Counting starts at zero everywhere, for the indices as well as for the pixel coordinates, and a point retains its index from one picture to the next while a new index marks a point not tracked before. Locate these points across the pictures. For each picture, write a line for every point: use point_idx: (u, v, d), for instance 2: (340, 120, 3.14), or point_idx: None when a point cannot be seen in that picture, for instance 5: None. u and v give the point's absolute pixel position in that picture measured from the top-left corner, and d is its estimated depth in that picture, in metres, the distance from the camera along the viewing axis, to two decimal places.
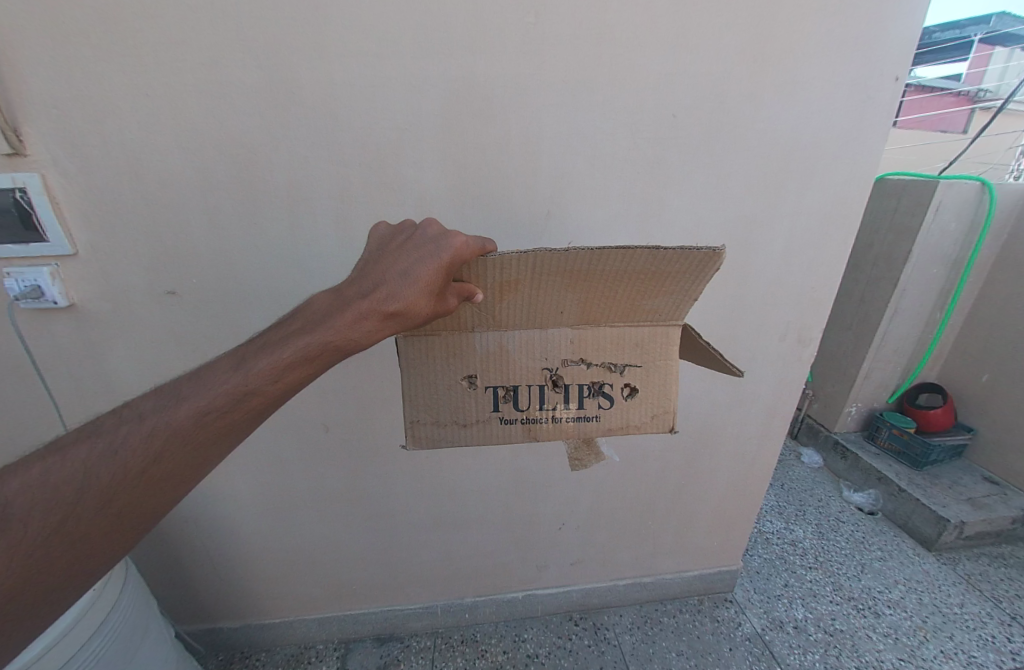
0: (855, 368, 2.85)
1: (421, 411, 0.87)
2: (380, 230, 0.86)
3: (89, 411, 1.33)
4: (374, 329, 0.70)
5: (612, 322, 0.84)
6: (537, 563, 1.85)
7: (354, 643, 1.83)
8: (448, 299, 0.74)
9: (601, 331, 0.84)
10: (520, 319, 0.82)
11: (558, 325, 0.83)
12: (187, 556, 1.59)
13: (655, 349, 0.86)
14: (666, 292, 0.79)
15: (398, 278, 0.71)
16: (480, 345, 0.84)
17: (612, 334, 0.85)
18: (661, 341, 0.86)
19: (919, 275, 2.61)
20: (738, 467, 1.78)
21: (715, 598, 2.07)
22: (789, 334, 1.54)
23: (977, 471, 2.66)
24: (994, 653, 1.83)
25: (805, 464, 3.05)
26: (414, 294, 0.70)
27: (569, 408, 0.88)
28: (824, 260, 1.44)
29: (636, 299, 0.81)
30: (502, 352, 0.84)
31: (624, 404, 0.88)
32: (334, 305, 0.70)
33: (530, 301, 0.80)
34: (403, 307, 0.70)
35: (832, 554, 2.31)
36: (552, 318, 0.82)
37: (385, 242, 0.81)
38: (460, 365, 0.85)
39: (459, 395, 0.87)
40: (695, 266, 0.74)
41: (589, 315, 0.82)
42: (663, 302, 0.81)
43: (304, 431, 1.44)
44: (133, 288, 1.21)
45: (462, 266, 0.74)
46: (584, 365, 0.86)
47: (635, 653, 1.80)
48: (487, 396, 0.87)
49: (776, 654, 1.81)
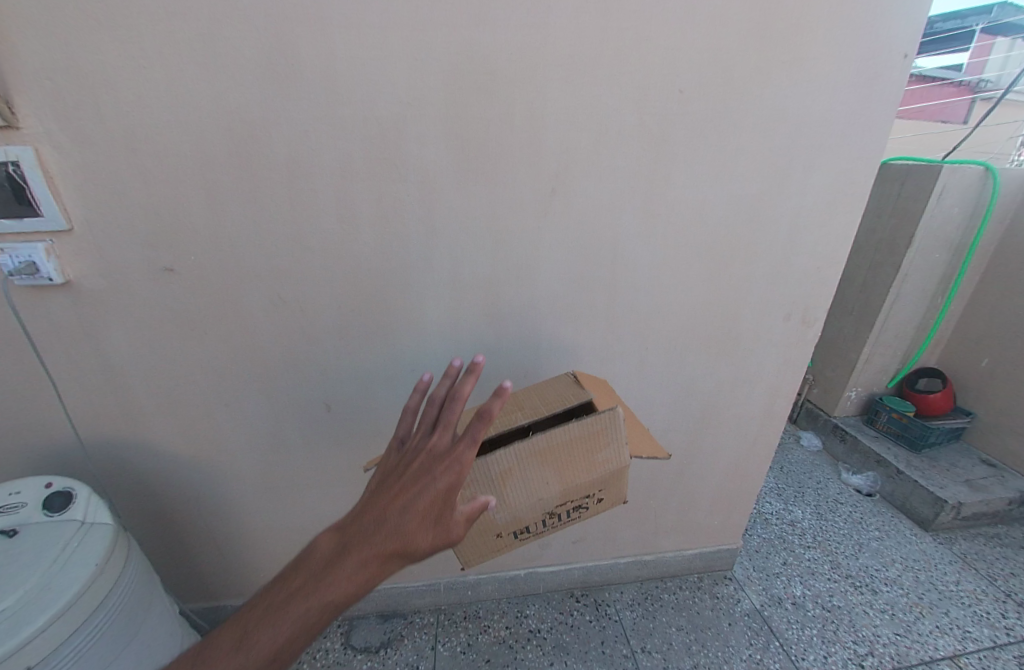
0: (855, 352, 2.84)
1: (467, 559, 1.08)
2: (387, 456, 0.90)
3: (89, 389, 1.32)
4: (373, 575, 0.72)
5: (580, 480, 1.02)
6: (538, 542, 1.87)
7: (359, 620, 1.85)
8: (454, 528, 0.77)
9: (575, 484, 1.02)
10: (520, 495, 1.00)
11: (545, 491, 1.01)
12: (191, 535, 1.60)
13: (615, 481, 1.06)
14: (604, 446, 1.04)
15: (397, 516, 0.74)
16: (498, 520, 1.01)
17: (584, 488, 1.03)
18: (618, 479, 1.06)
19: (922, 259, 2.59)
20: (739, 447, 1.79)
21: (714, 576, 2.09)
22: (792, 315, 1.53)
23: (975, 454, 2.68)
24: (989, 628, 1.86)
25: (804, 448, 3.06)
26: (412, 531, 0.74)
27: (560, 516, 1.07)
28: (829, 239, 1.43)
29: (588, 459, 1.03)
30: (514, 520, 1.02)
31: (599, 505, 1.09)
32: (334, 552, 0.73)
33: (522, 481, 1.00)
34: (401, 547, 0.73)
35: (831, 534, 2.34)
36: (541, 489, 1.01)
37: (386, 472, 0.85)
38: (487, 530, 1.03)
39: (487, 547, 1.07)
40: (607, 420, 1.05)
41: (563, 479, 1.01)
42: (608, 453, 1.04)
43: (306, 411, 1.44)
44: (131, 265, 1.19)
45: (450, 508, 0.77)
46: (568, 503, 1.05)
47: (635, 628, 1.83)
48: (506, 539, 1.06)
49: (774, 628, 1.84)
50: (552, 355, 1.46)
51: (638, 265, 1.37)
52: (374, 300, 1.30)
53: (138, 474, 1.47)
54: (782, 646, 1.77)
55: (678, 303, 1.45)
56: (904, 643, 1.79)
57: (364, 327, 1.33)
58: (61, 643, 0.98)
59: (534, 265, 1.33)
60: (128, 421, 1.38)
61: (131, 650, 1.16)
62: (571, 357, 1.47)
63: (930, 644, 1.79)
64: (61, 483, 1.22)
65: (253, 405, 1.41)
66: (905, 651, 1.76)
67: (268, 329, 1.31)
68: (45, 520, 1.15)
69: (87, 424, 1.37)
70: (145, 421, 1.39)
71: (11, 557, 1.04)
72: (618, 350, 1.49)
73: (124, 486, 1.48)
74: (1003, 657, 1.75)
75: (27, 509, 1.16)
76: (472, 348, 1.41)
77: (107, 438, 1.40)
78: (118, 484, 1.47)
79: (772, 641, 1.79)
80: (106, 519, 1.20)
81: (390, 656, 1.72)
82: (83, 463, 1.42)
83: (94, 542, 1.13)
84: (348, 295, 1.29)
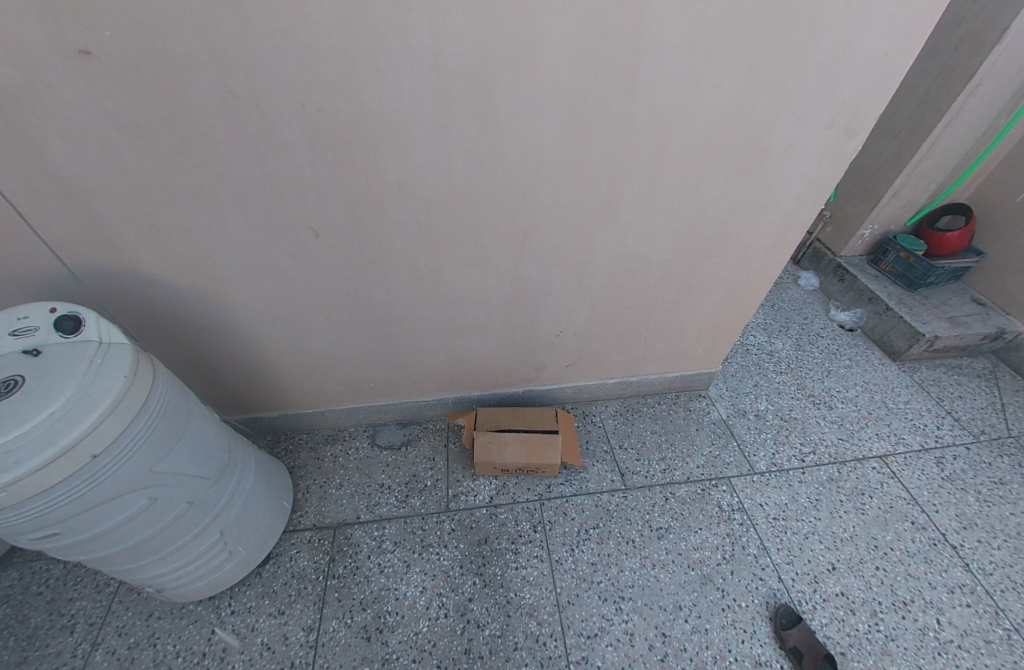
0: (884, 186, 2.61)
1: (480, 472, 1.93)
2: None
3: (55, 216, 1.22)
4: None
5: (531, 456, 1.86)
6: (535, 365, 2.02)
7: (379, 425, 2.15)
8: None
9: (529, 457, 1.86)
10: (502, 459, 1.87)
11: (513, 460, 1.87)
12: (213, 358, 1.72)
13: (548, 456, 1.86)
14: (543, 449, 1.86)
15: None
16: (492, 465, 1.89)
17: (533, 456, 1.86)
18: (549, 456, 1.86)
19: (1006, 63, 2.13)
20: (739, 277, 1.78)
21: (690, 394, 2.34)
22: (836, 122, 1.31)
23: (968, 293, 2.68)
24: (921, 435, 2.16)
25: (801, 287, 3.10)
26: None
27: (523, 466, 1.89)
28: (916, 9, 1.10)
29: (536, 450, 1.87)
30: (498, 463, 1.88)
31: (542, 467, 1.88)
32: None
33: (505, 456, 1.87)
34: None
35: (804, 361, 2.54)
36: (511, 463, 1.87)
37: None
38: (489, 469, 1.91)
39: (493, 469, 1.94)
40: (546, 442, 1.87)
41: (525, 448, 1.87)
42: (543, 449, 1.86)
43: (294, 236, 1.37)
44: (35, 48, 0.95)
45: None
46: (526, 464, 1.87)
47: (616, 432, 2.14)
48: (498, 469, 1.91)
49: (735, 432, 2.14)
50: (555, 171, 1.32)
51: (664, 48, 1.11)
52: (344, 97, 1.10)
53: (143, 303, 1.49)
54: (738, 445, 2.09)
55: (706, 106, 1.23)
56: (844, 444, 2.11)
57: (339, 135, 1.16)
58: (115, 439, 1.06)
59: (536, 46, 1.07)
60: (112, 249, 1.32)
61: (187, 443, 1.28)
62: (575, 174, 1.34)
63: (865, 446, 2.10)
64: (66, 308, 1.17)
65: (237, 230, 1.33)
66: (842, 450, 2.08)
67: (230, 139, 1.14)
68: (64, 341, 1.14)
69: (70, 253, 1.32)
70: (130, 249, 1.33)
71: (43, 372, 1.06)
72: (630, 166, 1.34)
73: (134, 314, 1.52)
74: (925, 456, 2.07)
75: (42, 332, 1.13)
76: (465, 163, 1.27)
77: (98, 267, 1.37)
78: (127, 312, 1.51)
79: (731, 442, 2.10)
80: (122, 339, 1.20)
81: (410, 451, 2.05)
82: (83, 292, 1.42)
83: (116, 357, 1.14)
84: (310, 89, 1.07)
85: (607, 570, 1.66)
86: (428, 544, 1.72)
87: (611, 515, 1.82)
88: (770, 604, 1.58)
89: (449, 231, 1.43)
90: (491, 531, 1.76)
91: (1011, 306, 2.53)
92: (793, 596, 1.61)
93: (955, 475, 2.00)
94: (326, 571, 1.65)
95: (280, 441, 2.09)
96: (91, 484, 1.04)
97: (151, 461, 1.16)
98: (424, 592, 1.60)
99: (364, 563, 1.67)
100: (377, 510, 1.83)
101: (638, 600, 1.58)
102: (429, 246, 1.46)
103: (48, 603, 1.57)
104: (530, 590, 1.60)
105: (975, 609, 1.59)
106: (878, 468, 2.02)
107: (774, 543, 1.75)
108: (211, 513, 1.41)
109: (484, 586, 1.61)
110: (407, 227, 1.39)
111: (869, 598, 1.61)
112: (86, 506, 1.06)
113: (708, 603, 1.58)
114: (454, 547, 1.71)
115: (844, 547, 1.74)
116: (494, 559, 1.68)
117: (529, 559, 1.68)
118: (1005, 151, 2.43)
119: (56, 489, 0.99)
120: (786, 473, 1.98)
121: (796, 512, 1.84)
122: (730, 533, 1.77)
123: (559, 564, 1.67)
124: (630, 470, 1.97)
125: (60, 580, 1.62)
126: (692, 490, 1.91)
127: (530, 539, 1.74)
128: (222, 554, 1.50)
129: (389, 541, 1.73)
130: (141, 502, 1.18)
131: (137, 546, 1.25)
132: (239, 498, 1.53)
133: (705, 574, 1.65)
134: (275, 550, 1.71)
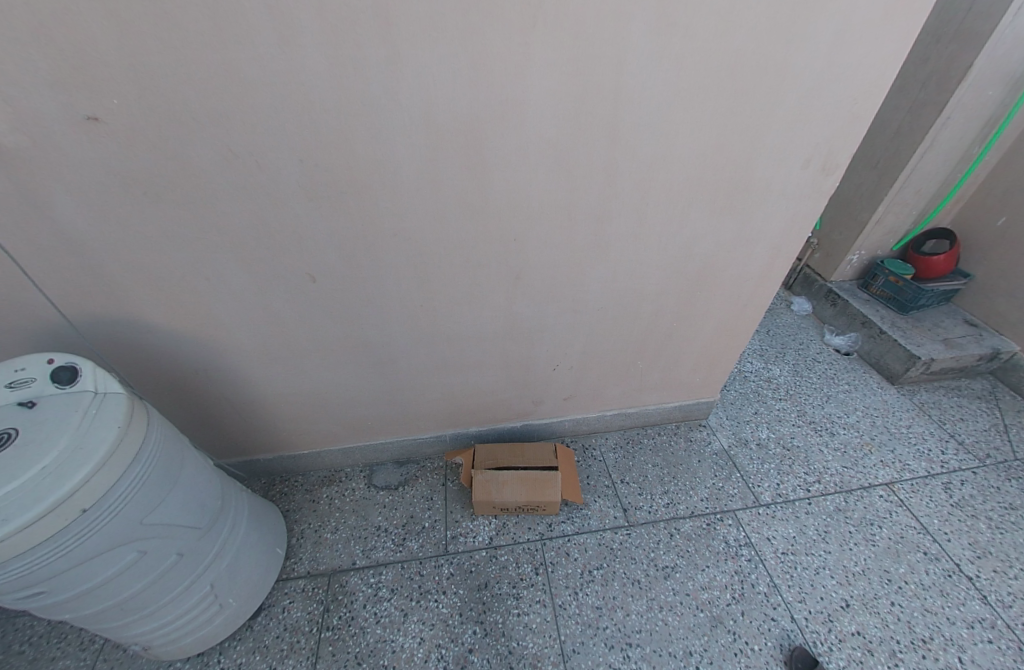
0: (868, 213, 2.68)
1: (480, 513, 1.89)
2: None
3: (56, 268, 1.25)
4: None
5: (529, 491, 1.83)
6: (532, 399, 2.01)
7: (376, 465, 2.12)
8: None
9: (528, 493, 1.83)
10: (501, 498, 1.83)
11: (511, 498, 1.83)
12: (208, 401, 1.71)
13: (545, 492, 1.83)
14: (540, 485, 1.84)
15: None
16: (492, 504, 1.84)
17: (531, 491, 1.83)
18: (547, 492, 1.83)
19: (972, 98, 2.24)
20: (732, 308, 1.81)
21: (690, 423, 2.32)
22: (813, 161, 1.37)
23: (960, 315, 2.71)
24: (926, 461, 2.13)
25: (794, 313, 3.13)
26: None
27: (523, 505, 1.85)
28: (879, 58, 1.18)
29: (534, 486, 1.84)
30: (497, 503, 1.84)
31: (543, 504, 1.84)
32: None
33: (502, 494, 1.83)
34: None
35: (803, 387, 2.53)
36: (510, 501, 1.84)
37: None
38: (490, 509, 1.87)
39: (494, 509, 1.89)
40: (543, 479, 1.84)
41: (523, 485, 1.84)
42: (540, 486, 1.84)
43: (290, 281, 1.40)
44: (45, 114, 1.00)
45: None
46: (525, 501, 1.84)
47: (617, 465, 2.11)
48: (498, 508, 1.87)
49: (737, 463, 2.11)
50: (545, 213, 1.37)
51: (644, 99, 1.18)
52: (342, 153, 1.15)
53: (140, 349, 1.50)
54: (741, 476, 2.06)
55: (686, 151, 1.29)
56: (848, 473, 2.07)
57: (335, 187, 1.21)
58: (106, 492, 1.04)
59: (521, 101, 1.14)
60: (111, 298, 1.35)
61: (179, 493, 1.26)
62: (565, 217, 1.39)
63: (870, 474, 2.07)
64: (63, 358, 1.18)
65: (234, 277, 1.36)
66: (847, 479, 2.05)
67: (230, 192, 1.18)
68: (59, 392, 1.14)
69: (70, 304, 1.34)
70: (129, 298, 1.35)
71: (36, 424, 1.06)
72: (616, 207, 1.39)
73: (130, 361, 1.52)
74: (931, 482, 2.04)
75: (37, 383, 1.14)
76: (457, 207, 1.31)
77: (99, 317, 1.39)
78: (123, 359, 1.51)
79: (733, 473, 2.07)
80: (118, 388, 1.20)
81: (407, 491, 2.01)
82: (81, 340, 1.43)
83: (111, 409, 1.14)
84: (308, 146, 1.13)
85: (613, 614, 1.59)
86: (425, 591, 1.66)
87: (616, 554, 1.77)
88: (783, 646, 1.52)
89: (443, 273, 1.46)
90: (492, 575, 1.71)
91: (1003, 327, 2.55)
92: (807, 637, 1.54)
93: (964, 502, 1.96)
94: (320, 622, 1.59)
95: (276, 484, 2.05)
96: (78, 541, 1.02)
97: (142, 513, 1.14)
98: (422, 644, 1.53)
99: (360, 613, 1.61)
100: (373, 556, 1.77)
101: (646, 647, 1.51)
102: (424, 287, 1.49)
103: (29, 662, 1.49)
104: (533, 638, 1.54)
105: (998, 645, 1.52)
106: (884, 496, 1.98)
107: (783, 580, 1.69)
108: (201, 564, 1.37)
109: (485, 635, 1.54)
110: (402, 270, 1.43)
111: (887, 637, 1.54)
112: (72, 563, 1.03)
113: (720, 648, 1.51)
114: (453, 594, 1.66)
115: (857, 582, 1.69)
116: (495, 605, 1.62)
117: (531, 604, 1.63)
118: (982, 178, 2.52)
119: (43, 547, 0.96)
120: (792, 504, 1.94)
121: (805, 546, 1.79)
122: (738, 571, 1.72)
123: (562, 609, 1.61)
124: (633, 506, 1.93)
125: (44, 638, 1.55)
126: (697, 525, 1.86)
127: (532, 583, 1.68)
128: (213, 607, 1.44)
129: (385, 588, 1.67)
130: (130, 557, 1.15)
131: (123, 603, 1.20)
132: (231, 548, 1.49)
133: (715, 616, 1.59)
134: (268, 600, 1.65)
